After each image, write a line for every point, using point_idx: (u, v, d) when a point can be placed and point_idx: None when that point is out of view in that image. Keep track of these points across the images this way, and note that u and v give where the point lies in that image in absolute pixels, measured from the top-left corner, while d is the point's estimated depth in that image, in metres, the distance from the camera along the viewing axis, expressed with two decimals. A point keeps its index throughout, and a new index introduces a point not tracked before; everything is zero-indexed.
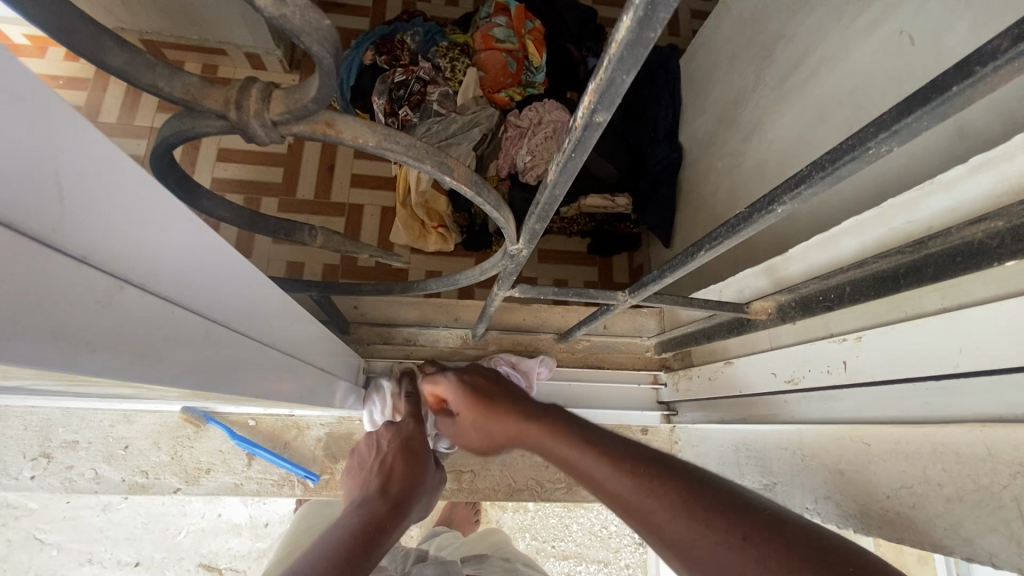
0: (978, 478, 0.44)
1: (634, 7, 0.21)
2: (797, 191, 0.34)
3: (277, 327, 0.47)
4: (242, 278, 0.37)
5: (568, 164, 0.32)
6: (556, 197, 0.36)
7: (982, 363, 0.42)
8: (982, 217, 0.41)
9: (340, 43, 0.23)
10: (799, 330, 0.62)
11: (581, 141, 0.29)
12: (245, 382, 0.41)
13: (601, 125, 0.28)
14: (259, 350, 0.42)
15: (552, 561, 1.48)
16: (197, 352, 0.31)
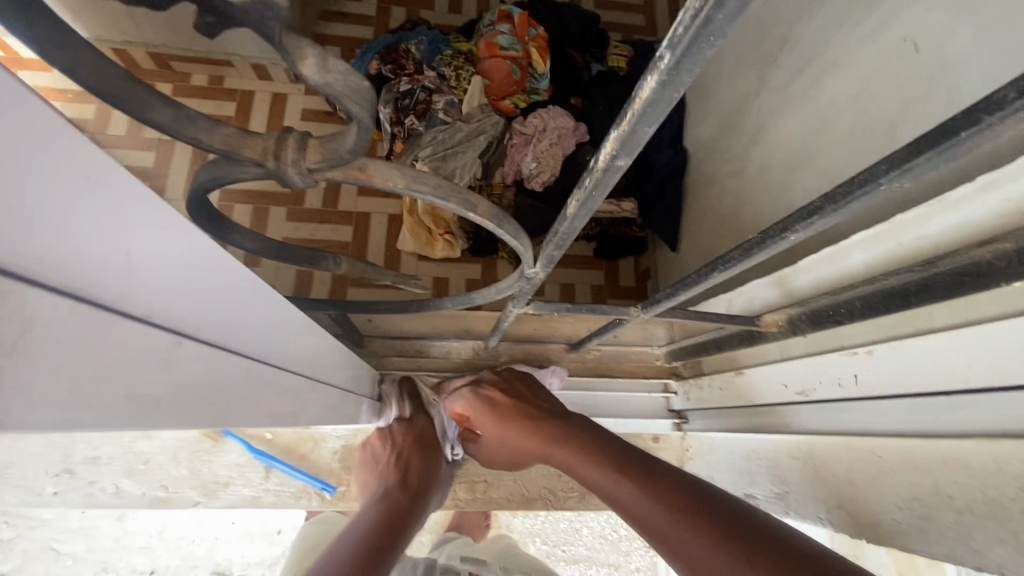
0: (986, 491, 0.45)
1: (659, 71, 0.22)
2: (808, 220, 0.35)
3: (298, 352, 0.48)
4: (266, 308, 0.38)
5: (587, 201, 0.33)
6: (574, 228, 0.37)
7: (991, 381, 0.43)
8: (988, 239, 0.42)
9: (376, 99, 0.24)
10: (807, 342, 0.64)
11: (600, 181, 0.30)
12: (269, 407, 0.43)
13: (621, 168, 0.29)
14: (282, 377, 0.43)
15: (563, 564, 1.50)
16: (231, 386, 0.33)
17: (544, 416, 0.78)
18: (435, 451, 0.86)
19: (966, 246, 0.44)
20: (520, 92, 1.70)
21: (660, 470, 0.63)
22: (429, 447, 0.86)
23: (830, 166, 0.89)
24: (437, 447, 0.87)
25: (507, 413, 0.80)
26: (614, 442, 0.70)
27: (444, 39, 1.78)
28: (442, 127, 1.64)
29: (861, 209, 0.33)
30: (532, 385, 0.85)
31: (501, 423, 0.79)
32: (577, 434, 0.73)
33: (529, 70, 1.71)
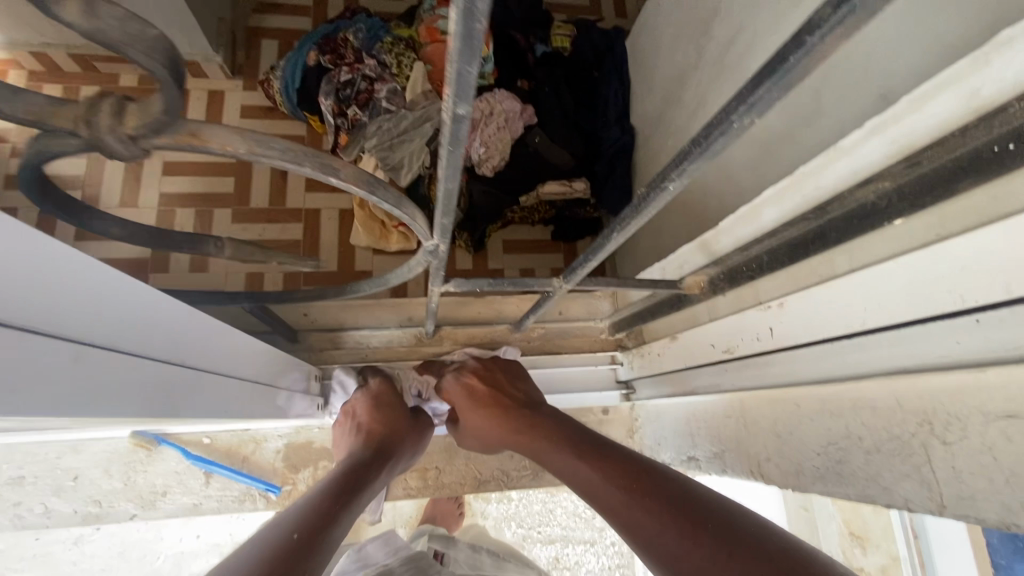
0: (891, 429, 0.46)
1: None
2: (681, 167, 0.34)
3: (208, 351, 0.51)
4: (160, 312, 0.42)
5: (452, 156, 0.31)
6: (452, 191, 0.36)
7: (886, 320, 0.44)
8: (871, 179, 0.44)
9: (165, 51, 0.23)
10: (730, 301, 0.64)
11: (452, 134, 0.29)
12: (177, 402, 0.46)
13: (466, 117, 0.28)
14: (187, 374, 0.46)
15: (539, 545, 1.50)
16: (117, 380, 0.37)
17: (519, 404, 0.75)
18: (397, 411, 0.78)
19: (852, 188, 0.46)
20: (465, 76, 1.66)
21: (616, 457, 0.60)
22: (391, 408, 0.78)
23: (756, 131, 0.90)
24: (400, 407, 0.79)
25: (484, 401, 0.77)
26: (583, 431, 0.67)
27: (384, 25, 1.73)
28: (386, 116, 1.58)
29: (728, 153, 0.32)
30: (511, 371, 0.83)
31: (479, 409, 0.77)
32: (553, 423, 0.70)
33: None
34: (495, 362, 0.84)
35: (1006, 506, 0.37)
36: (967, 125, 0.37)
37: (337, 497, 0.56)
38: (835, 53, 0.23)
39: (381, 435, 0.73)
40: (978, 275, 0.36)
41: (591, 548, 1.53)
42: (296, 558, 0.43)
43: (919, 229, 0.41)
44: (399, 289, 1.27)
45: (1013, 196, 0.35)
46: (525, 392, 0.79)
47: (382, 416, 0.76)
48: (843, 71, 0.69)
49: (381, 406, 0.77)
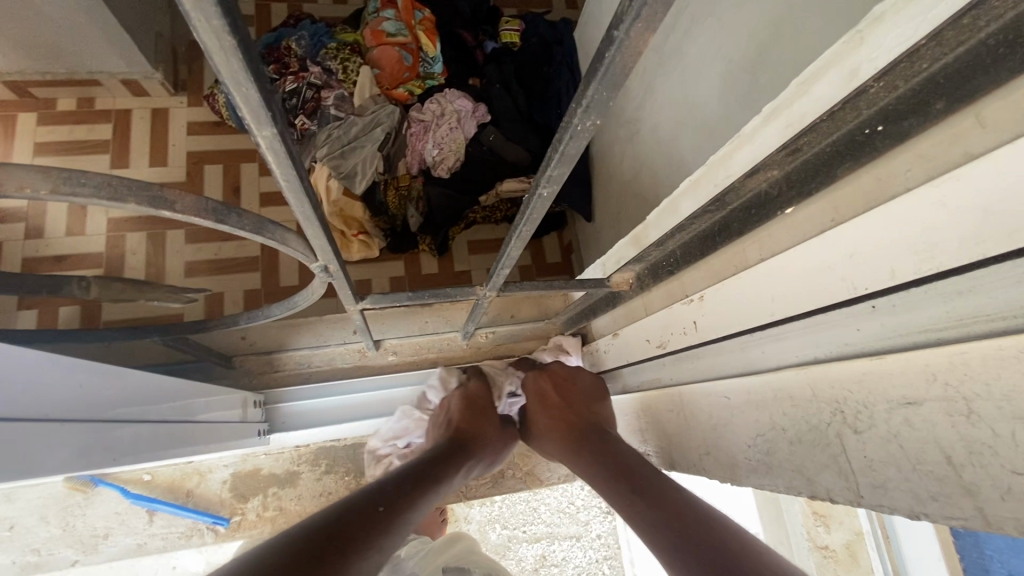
0: (809, 419, 0.45)
1: (195, 22, 0.20)
2: (545, 174, 0.33)
3: (104, 399, 0.50)
4: (30, 369, 0.39)
5: (288, 177, 0.30)
6: (308, 212, 0.34)
7: (791, 309, 0.43)
8: (763, 167, 0.43)
9: None
10: (660, 295, 0.63)
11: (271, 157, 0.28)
12: (70, 457, 0.44)
13: (275, 139, 0.26)
14: (80, 427, 0.45)
15: (524, 545, 1.34)
16: (7, 448, 0.36)
17: (589, 425, 0.72)
18: (488, 415, 0.77)
19: (747, 178, 0.45)
20: (413, 78, 1.64)
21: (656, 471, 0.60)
22: (481, 410, 0.78)
23: (694, 117, 0.88)
24: (491, 412, 0.78)
25: (557, 413, 0.76)
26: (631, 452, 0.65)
27: (327, 31, 1.69)
28: (336, 123, 1.55)
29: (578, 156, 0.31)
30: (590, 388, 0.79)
31: (549, 419, 0.76)
32: (618, 441, 0.68)
33: (420, 55, 1.64)
34: (577, 377, 0.81)
35: (917, 496, 0.36)
36: (833, 108, 0.36)
37: (413, 486, 0.57)
38: (647, 49, 0.22)
39: (460, 433, 0.72)
40: (865, 262, 0.36)
41: (578, 543, 1.37)
42: (349, 541, 0.44)
43: (812, 216, 0.40)
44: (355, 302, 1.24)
45: (890, 178, 0.33)
46: (596, 413, 0.76)
47: (467, 416, 0.76)
48: (766, 53, 0.68)
49: (472, 409, 0.76)
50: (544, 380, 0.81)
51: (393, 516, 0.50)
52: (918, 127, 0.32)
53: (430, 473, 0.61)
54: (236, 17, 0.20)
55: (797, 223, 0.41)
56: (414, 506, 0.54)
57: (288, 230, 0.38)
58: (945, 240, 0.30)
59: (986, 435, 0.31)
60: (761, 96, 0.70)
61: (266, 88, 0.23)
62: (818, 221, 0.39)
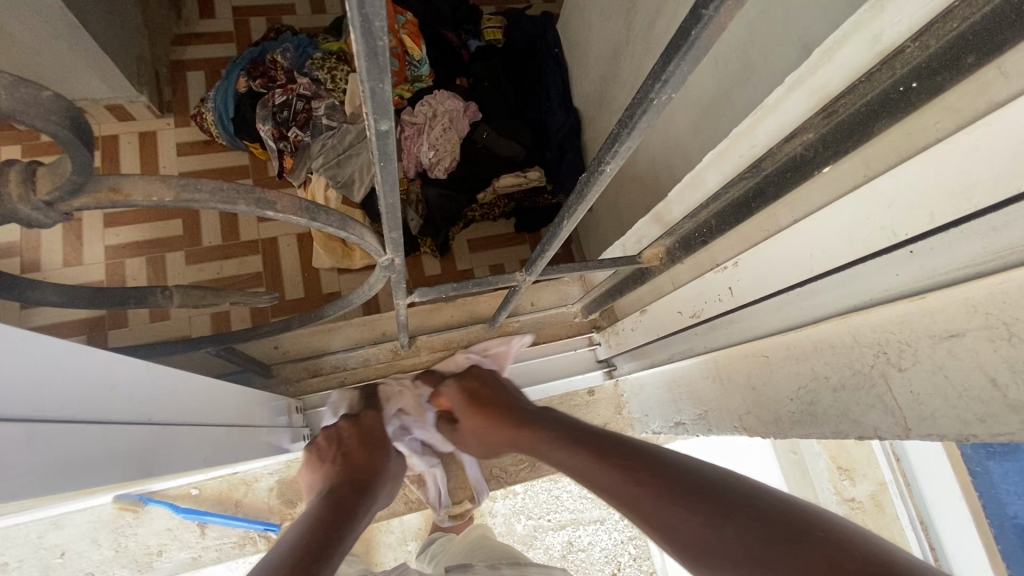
0: (852, 364, 0.48)
1: (353, 21, 0.23)
2: (612, 151, 0.35)
3: (168, 405, 0.51)
4: (98, 373, 0.42)
5: (385, 168, 0.33)
6: (393, 203, 0.37)
7: (831, 263, 0.46)
8: (796, 131, 0.46)
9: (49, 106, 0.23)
10: (690, 266, 0.66)
11: (380, 147, 0.31)
12: (136, 461, 0.45)
13: (388, 131, 0.29)
14: (139, 431, 0.46)
15: (551, 533, 1.30)
16: (78, 450, 0.38)
17: (513, 413, 0.73)
18: (380, 444, 0.75)
19: (779, 143, 0.48)
20: (402, 82, 1.65)
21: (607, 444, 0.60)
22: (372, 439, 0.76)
23: (690, 98, 0.91)
24: (380, 439, 0.77)
25: (484, 407, 0.77)
26: (574, 426, 0.65)
27: (311, 41, 1.70)
28: (330, 133, 1.56)
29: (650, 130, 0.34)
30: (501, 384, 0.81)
31: (478, 413, 0.77)
32: (548, 420, 0.68)
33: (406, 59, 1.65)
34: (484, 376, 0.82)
35: (964, 420, 0.39)
36: (871, 71, 0.39)
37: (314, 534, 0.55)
38: (732, 20, 0.25)
39: (359, 466, 0.71)
40: (904, 211, 0.39)
41: (602, 527, 1.34)
42: None
43: (845, 175, 0.43)
44: (371, 305, 1.26)
45: (928, 131, 0.36)
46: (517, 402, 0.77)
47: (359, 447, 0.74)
48: (769, 28, 0.70)
49: (357, 440, 0.74)
50: (466, 383, 0.81)
51: (312, 564, 0.49)
52: (951, 81, 0.34)
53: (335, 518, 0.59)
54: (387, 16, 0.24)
55: (831, 182, 0.45)
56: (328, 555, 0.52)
57: (368, 226, 0.40)
58: (983, 180, 0.33)
59: None
60: (763, 70, 0.72)
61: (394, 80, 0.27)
62: (851, 179, 0.43)
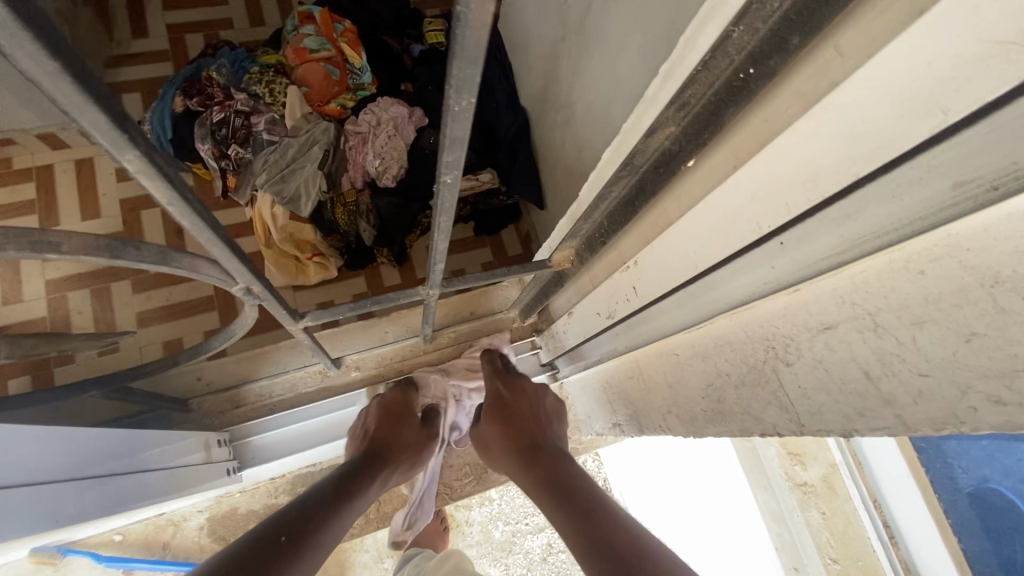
0: (749, 361, 0.46)
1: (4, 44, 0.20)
2: (442, 160, 0.33)
3: (47, 462, 0.48)
4: None
5: (172, 199, 0.31)
6: (203, 231, 0.34)
7: (711, 261, 0.45)
8: (656, 128, 0.45)
9: None
10: (603, 267, 0.64)
11: (145, 173, 0.28)
12: (12, 523, 0.42)
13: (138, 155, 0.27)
14: (22, 493, 0.44)
15: (530, 536, 1.26)
16: None
17: (522, 419, 0.75)
18: (406, 421, 0.77)
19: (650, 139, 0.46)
20: (344, 91, 1.61)
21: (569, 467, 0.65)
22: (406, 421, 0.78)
23: (626, 90, 0.88)
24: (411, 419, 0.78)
25: (499, 405, 0.78)
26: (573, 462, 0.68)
27: (247, 55, 1.64)
28: (271, 148, 1.52)
29: (464, 138, 0.31)
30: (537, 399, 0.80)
31: (490, 414, 0.78)
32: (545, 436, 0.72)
33: (346, 67, 1.61)
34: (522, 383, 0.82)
35: (845, 414, 0.38)
36: (704, 59, 0.37)
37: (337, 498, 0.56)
38: (492, 20, 0.22)
39: (382, 444, 0.71)
40: (763, 202, 0.37)
41: None
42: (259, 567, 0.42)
43: (708, 169, 0.42)
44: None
45: (771, 119, 0.34)
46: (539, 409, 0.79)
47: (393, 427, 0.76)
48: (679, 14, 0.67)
49: (390, 418, 0.76)
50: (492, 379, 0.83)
51: (312, 526, 0.49)
52: (782, 65, 0.33)
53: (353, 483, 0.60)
54: (63, 44, 0.21)
55: (698, 177, 0.43)
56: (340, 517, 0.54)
57: (190, 254, 0.37)
58: (825, 168, 0.32)
59: (893, 344, 0.33)
60: None
61: (114, 112, 0.24)
62: (714, 173, 0.41)
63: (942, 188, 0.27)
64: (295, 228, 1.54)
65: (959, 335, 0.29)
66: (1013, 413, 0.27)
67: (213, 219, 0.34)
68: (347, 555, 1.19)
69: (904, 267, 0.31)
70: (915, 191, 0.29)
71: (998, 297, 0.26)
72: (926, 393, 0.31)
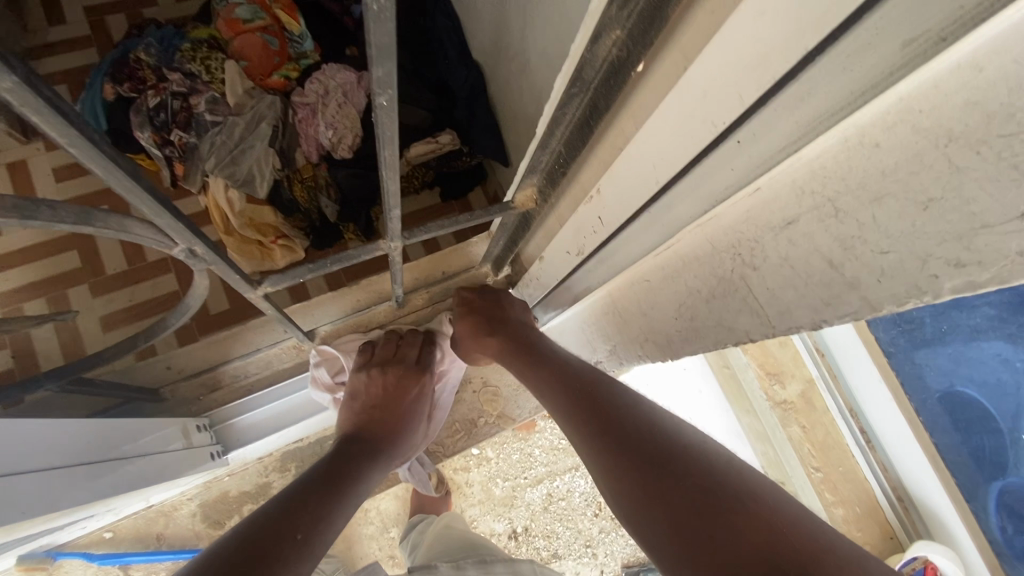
0: (719, 272, 0.46)
1: None
2: (373, 77, 0.31)
3: (21, 450, 0.46)
4: None
5: (69, 136, 0.28)
6: (119, 175, 0.32)
7: (670, 172, 0.43)
8: (602, 34, 0.42)
9: None
10: (567, 202, 0.63)
11: (32, 104, 0.25)
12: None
13: (15, 81, 0.24)
14: (5, 483, 0.42)
15: (529, 490, 1.28)
16: None
17: (494, 314, 0.81)
18: (397, 387, 0.82)
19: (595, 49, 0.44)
20: (285, 62, 1.52)
21: (607, 383, 0.63)
22: (396, 389, 0.82)
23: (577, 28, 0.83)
24: (398, 386, 0.83)
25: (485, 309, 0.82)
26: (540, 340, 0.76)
27: (176, 32, 1.53)
28: (216, 129, 1.44)
29: (390, 44, 0.28)
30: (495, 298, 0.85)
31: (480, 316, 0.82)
32: (520, 329, 0.78)
33: (285, 35, 1.52)
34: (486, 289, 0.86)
35: (813, 306, 0.37)
36: None
37: (328, 490, 0.60)
38: None
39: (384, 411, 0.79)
40: (716, 97, 0.36)
41: (578, 475, 1.31)
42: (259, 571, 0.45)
43: (659, 73, 0.40)
44: (300, 293, 1.15)
45: (713, 7, 0.33)
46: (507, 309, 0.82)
47: (379, 411, 0.79)
48: None
49: (387, 393, 0.81)
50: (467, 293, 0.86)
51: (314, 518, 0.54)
52: None
53: (342, 477, 0.63)
54: None
55: (648, 89, 0.42)
56: (334, 511, 0.57)
57: (109, 213, 0.34)
58: (774, 45, 0.31)
59: (853, 227, 0.33)
60: None
61: None
62: (664, 79, 0.40)
63: (892, 49, 0.26)
64: (255, 212, 1.47)
65: (917, 204, 0.28)
66: (972, 274, 0.27)
67: (127, 164, 0.32)
68: (350, 529, 1.20)
69: (860, 142, 0.31)
70: (867, 56, 0.27)
71: (954, 156, 0.26)
72: (888, 270, 0.31)
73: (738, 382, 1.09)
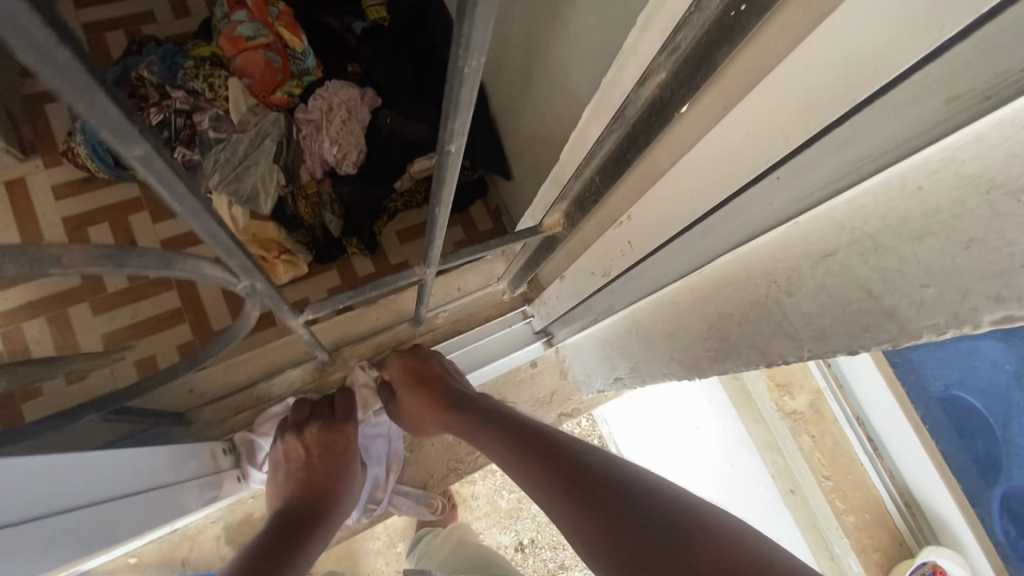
0: (753, 297, 0.48)
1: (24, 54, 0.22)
2: (448, 128, 0.34)
3: (61, 488, 0.47)
4: None
5: (171, 191, 0.32)
6: (202, 221, 0.36)
7: (708, 204, 0.46)
8: (646, 76, 0.45)
9: None
10: (593, 226, 0.65)
11: (149, 166, 0.30)
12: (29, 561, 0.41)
13: (140, 149, 0.29)
14: (41, 526, 0.44)
15: (537, 502, 1.29)
16: None
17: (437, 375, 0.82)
18: (320, 458, 0.80)
19: (636, 88, 0.46)
20: (289, 79, 1.52)
21: (554, 442, 0.64)
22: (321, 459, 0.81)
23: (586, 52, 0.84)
24: (320, 456, 0.81)
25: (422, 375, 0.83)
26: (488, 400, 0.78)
27: (179, 49, 1.53)
28: (220, 146, 1.45)
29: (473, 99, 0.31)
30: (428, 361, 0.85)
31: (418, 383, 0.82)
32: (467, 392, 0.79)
33: (288, 53, 1.52)
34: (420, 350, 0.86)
35: (851, 332, 0.39)
36: None
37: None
38: None
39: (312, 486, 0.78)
40: (759, 138, 0.38)
41: None
42: None
43: (700, 112, 0.42)
44: None
45: (761, 55, 0.35)
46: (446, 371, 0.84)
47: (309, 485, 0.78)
48: None
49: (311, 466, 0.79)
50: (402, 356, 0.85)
51: None
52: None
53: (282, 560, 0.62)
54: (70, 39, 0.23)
55: (689, 126, 0.44)
56: None
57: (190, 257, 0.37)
58: (822, 96, 0.33)
59: (895, 261, 0.35)
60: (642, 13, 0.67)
61: (119, 102, 0.26)
62: (706, 118, 0.42)
63: (938, 104, 0.29)
64: (258, 228, 1.47)
65: (959, 243, 0.31)
66: (1011, 308, 0.28)
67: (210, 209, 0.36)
68: (359, 545, 1.19)
69: (903, 185, 0.33)
70: (912, 110, 0.30)
71: (996, 202, 0.28)
72: (929, 302, 0.33)
73: (745, 392, 1.11)
